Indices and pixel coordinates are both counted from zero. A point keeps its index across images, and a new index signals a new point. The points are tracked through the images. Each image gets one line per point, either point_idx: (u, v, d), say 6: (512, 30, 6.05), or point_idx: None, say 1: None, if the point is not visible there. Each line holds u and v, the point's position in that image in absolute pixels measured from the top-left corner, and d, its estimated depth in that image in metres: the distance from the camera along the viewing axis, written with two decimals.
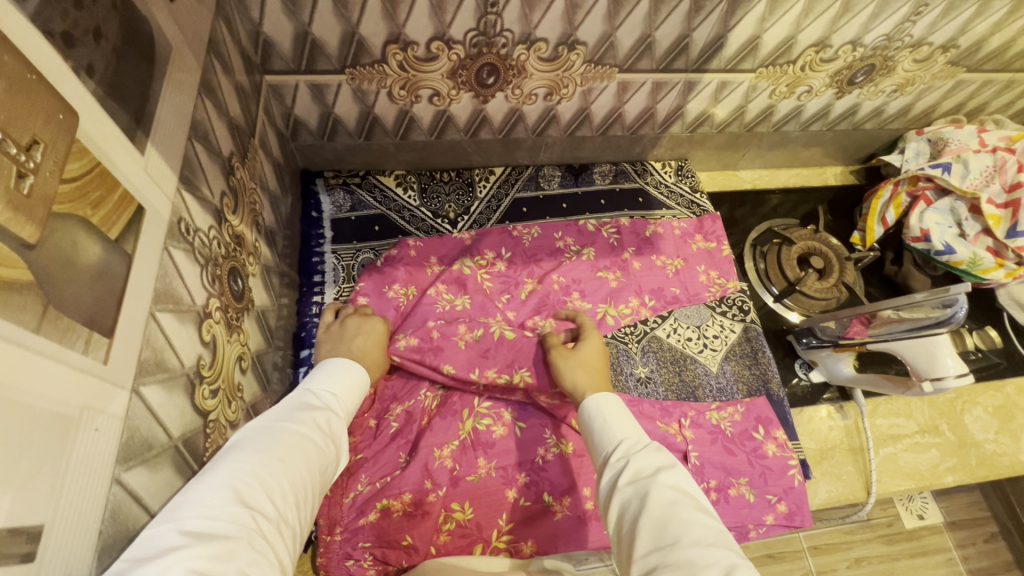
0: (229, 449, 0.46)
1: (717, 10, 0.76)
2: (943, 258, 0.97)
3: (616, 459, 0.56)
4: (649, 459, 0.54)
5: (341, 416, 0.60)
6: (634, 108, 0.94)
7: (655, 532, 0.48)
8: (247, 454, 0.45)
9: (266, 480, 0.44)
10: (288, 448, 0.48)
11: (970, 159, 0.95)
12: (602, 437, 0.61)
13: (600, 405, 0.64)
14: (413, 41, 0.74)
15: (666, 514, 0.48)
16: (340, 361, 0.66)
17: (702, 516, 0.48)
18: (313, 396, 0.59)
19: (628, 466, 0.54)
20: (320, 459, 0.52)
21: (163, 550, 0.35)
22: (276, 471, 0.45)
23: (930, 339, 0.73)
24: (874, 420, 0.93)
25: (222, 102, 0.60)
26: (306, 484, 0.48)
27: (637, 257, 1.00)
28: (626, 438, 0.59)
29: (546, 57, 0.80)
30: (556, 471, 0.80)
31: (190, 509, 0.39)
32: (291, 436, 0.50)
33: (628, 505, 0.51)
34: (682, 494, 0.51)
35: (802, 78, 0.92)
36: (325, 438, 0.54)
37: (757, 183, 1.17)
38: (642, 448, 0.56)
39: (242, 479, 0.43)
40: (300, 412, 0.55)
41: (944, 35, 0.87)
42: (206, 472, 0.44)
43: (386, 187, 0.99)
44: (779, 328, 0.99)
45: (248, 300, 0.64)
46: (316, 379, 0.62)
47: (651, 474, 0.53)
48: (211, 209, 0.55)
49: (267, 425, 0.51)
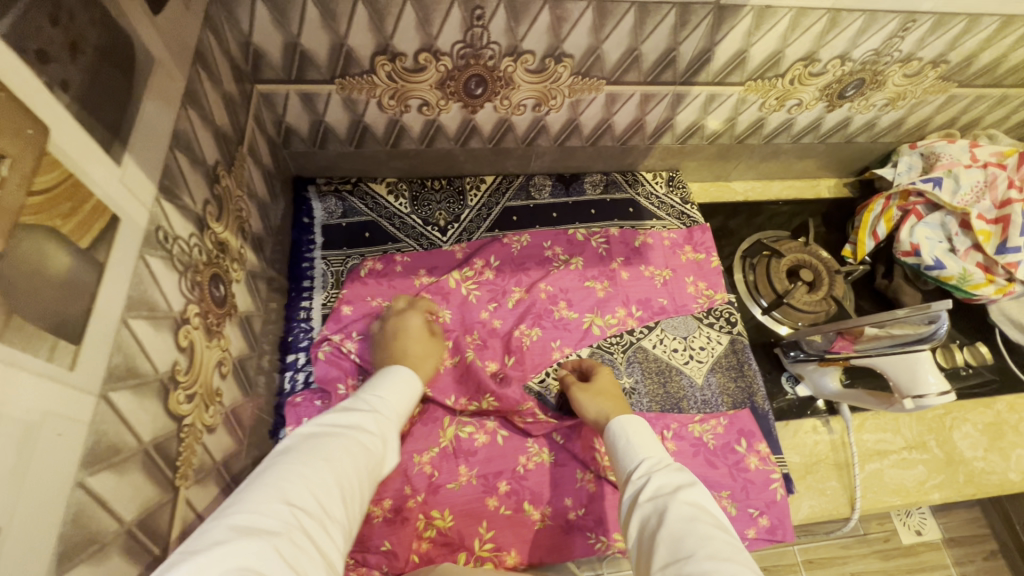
0: (282, 455, 0.53)
1: (703, 24, 0.77)
2: (933, 273, 0.97)
3: (638, 477, 0.62)
4: (669, 478, 0.60)
5: (388, 417, 0.65)
6: (624, 119, 0.94)
7: (671, 544, 0.51)
8: (298, 459, 0.52)
9: (308, 478, 0.50)
10: (331, 451, 0.54)
11: (961, 174, 0.94)
12: (626, 458, 0.67)
13: (624, 428, 0.71)
14: (401, 52, 0.75)
15: (683, 527, 0.52)
16: (394, 371, 0.72)
17: (719, 532, 0.51)
18: (364, 401, 0.65)
19: (649, 484, 0.60)
20: (366, 458, 0.57)
21: (211, 542, 0.42)
22: (319, 470, 0.51)
23: (912, 355, 0.73)
24: (860, 435, 0.92)
25: (208, 113, 0.61)
26: (351, 483, 0.53)
27: (625, 267, 1.01)
28: (647, 458, 0.65)
29: (533, 68, 0.81)
30: (537, 480, 0.81)
31: (241, 507, 0.46)
32: (335, 439, 0.56)
33: (648, 520, 0.56)
34: (700, 511, 0.55)
35: (792, 91, 0.93)
36: (372, 441, 0.60)
37: (749, 195, 1.17)
38: (664, 469, 0.62)
39: (290, 482, 0.49)
40: (348, 418, 0.60)
41: (934, 50, 0.87)
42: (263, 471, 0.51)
43: (378, 194, 1.00)
44: (767, 341, 0.99)
45: (231, 305, 0.65)
46: (370, 388, 0.68)
47: (670, 491, 0.58)
48: (192, 216, 0.56)
49: (319, 430, 0.57)
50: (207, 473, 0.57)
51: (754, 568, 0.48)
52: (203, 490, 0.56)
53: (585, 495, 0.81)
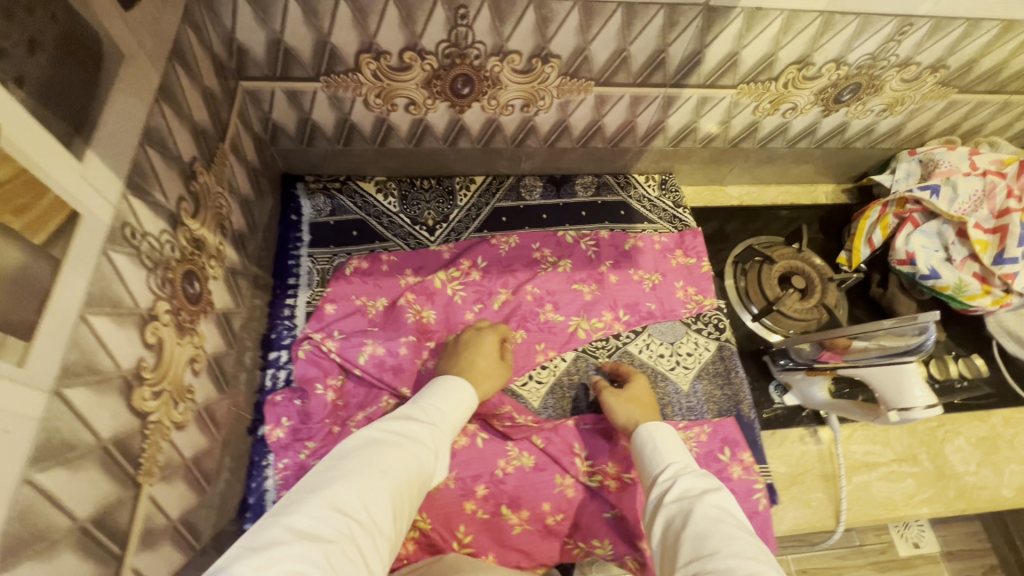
0: (342, 459, 0.56)
1: (693, 25, 0.75)
2: (928, 283, 0.94)
3: (665, 480, 0.63)
4: (695, 481, 0.61)
5: (443, 431, 0.67)
6: (614, 121, 0.93)
7: (695, 543, 0.52)
8: (357, 465, 0.54)
9: (365, 488, 0.52)
10: (386, 462, 0.56)
11: (959, 182, 0.92)
12: (653, 461, 0.68)
13: (653, 434, 0.71)
14: (386, 51, 0.74)
15: (707, 527, 0.53)
16: (449, 382, 0.74)
17: (743, 534, 0.52)
18: (420, 412, 0.67)
19: (675, 486, 0.61)
20: (418, 472, 0.59)
21: (274, 540, 0.44)
22: (374, 481, 0.53)
23: (900, 367, 0.71)
24: (849, 447, 0.91)
25: (186, 109, 0.61)
26: (402, 497, 0.55)
27: (614, 271, 1.00)
28: (674, 462, 0.65)
29: (520, 69, 0.80)
30: (516, 484, 0.80)
31: (302, 508, 0.48)
32: (393, 450, 0.58)
33: (672, 521, 0.57)
34: (727, 513, 0.55)
35: (786, 95, 0.91)
36: (425, 454, 0.62)
37: (744, 200, 1.15)
38: (690, 473, 0.63)
39: (346, 489, 0.51)
40: (407, 427, 0.63)
41: (933, 55, 0.85)
42: (322, 473, 0.54)
43: (367, 193, 1.00)
44: (757, 348, 0.97)
45: (207, 302, 0.65)
46: (426, 398, 0.70)
47: (696, 494, 0.59)
48: (164, 213, 0.56)
49: (379, 436, 0.60)
50: (175, 470, 0.57)
51: (780, 571, 0.48)
52: (170, 487, 0.56)
53: (564, 500, 0.80)
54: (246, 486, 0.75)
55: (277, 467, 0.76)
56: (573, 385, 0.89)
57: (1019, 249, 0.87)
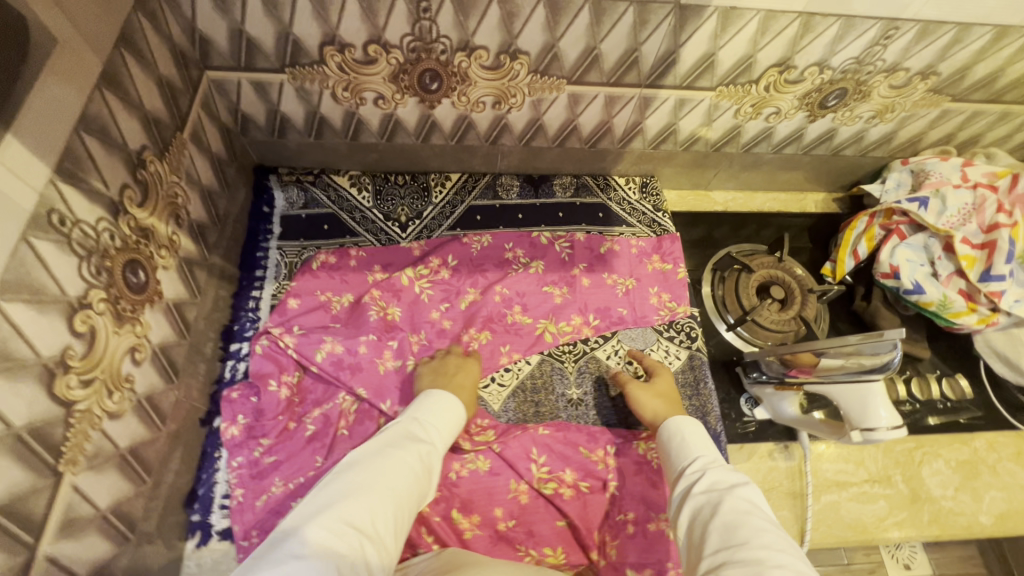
0: (349, 474, 0.58)
1: (665, 24, 0.73)
2: (913, 298, 0.91)
3: (693, 471, 0.65)
4: (724, 475, 0.62)
5: (440, 447, 0.70)
6: (590, 121, 0.91)
7: (724, 532, 0.54)
8: (365, 482, 0.57)
9: (373, 505, 0.55)
10: (391, 479, 0.59)
11: (949, 195, 0.88)
12: (680, 455, 0.70)
13: (682, 428, 0.73)
14: (350, 43, 0.73)
15: (737, 518, 0.55)
16: (442, 395, 0.74)
17: (773, 527, 0.54)
18: (420, 426, 0.69)
19: (704, 478, 0.63)
20: (418, 490, 0.62)
21: (292, 555, 0.46)
22: (381, 499, 0.56)
23: (865, 385, 0.68)
24: (820, 464, 0.88)
25: (135, 97, 0.61)
26: (402, 514, 0.58)
27: (587, 274, 0.97)
28: (703, 456, 0.67)
29: (488, 65, 0.78)
30: (469, 488, 0.79)
31: (315, 523, 0.50)
32: (398, 467, 0.60)
33: (701, 511, 0.59)
34: (756, 507, 0.57)
35: (768, 98, 0.88)
36: (424, 470, 0.64)
37: (729, 206, 1.12)
38: (718, 467, 0.64)
39: (358, 507, 0.53)
40: (410, 443, 0.65)
41: (922, 61, 0.81)
42: (330, 487, 0.56)
43: (340, 186, 0.99)
44: (730, 359, 0.94)
45: (154, 292, 0.65)
46: (424, 409, 0.71)
47: (726, 486, 0.60)
48: (103, 201, 0.55)
49: (384, 453, 0.62)
50: (106, 460, 0.57)
51: (807, 564, 0.51)
52: (99, 477, 0.56)
53: (517, 506, 0.79)
54: (197, 477, 0.75)
55: (230, 464, 0.75)
56: (535, 389, 0.87)
57: (1006, 266, 0.83)
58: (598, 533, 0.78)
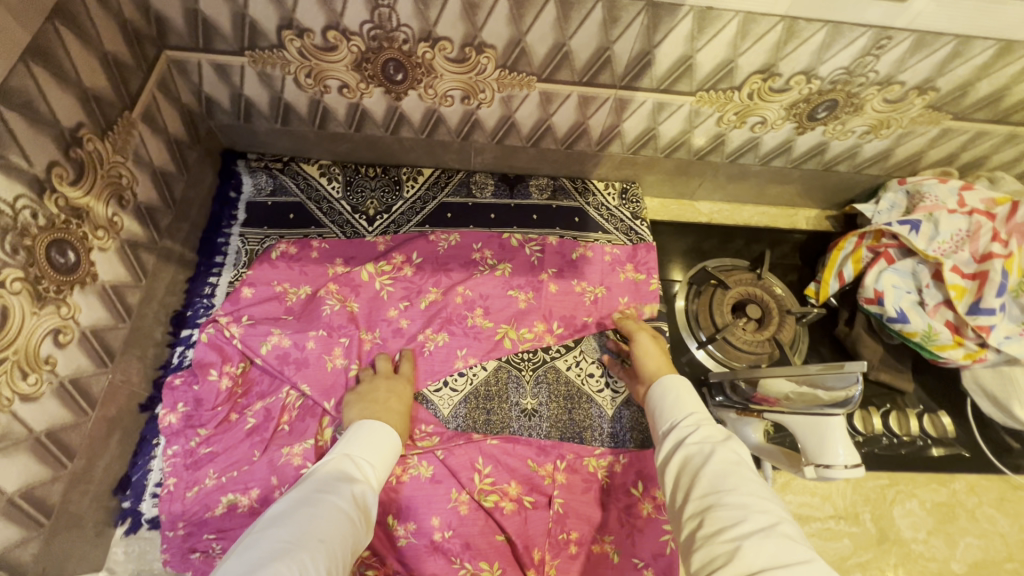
0: (272, 529, 0.51)
1: (637, 23, 0.68)
2: (896, 327, 0.85)
3: (686, 424, 0.64)
4: (718, 428, 0.62)
5: (376, 487, 0.64)
6: (564, 121, 0.87)
7: (713, 480, 0.55)
8: (293, 536, 0.50)
9: (303, 561, 0.48)
10: (322, 528, 0.52)
11: (942, 219, 0.83)
12: (670, 409, 0.69)
13: (675, 384, 0.71)
14: (308, 28, 0.71)
15: (728, 467, 0.55)
16: (371, 424, 0.70)
17: (759, 479, 0.55)
18: (352, 468, 0.64)
19: (697, 430, 0.62)
20: (354, 538, 0.56)
21: None
22: (313, 553, 0.49)
23: (823, 418, 0.64)
24: (783, 496, 0.83)
25: (71, 74, 0.59)
26: (340, 563, 0.52)
27: (555, 280, 0.94)
28: (694, 411, 0.66)
29: (453, 57, 0.75)
30: (407, 494, 0.76)
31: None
32: (329, 515, 0.54)
33: (692, 458, 0.59)
34: (743, 459, 0.57)
35: (752, 107, 0.83)
36: (359, 515, 0.58)
37: (714, 218, 1.08)
38: (710, 422, 0.64)
39: (284, 565, 0.47)
40: (342, 486, 0.60)
41: (918, 74, 0.75)
42: (249, 554, 0.49)
43: (310, 175, 0.97)
44: (697, 378, 0.90)
45: (86, 273, 0.64)
46: (356, 446, 0.66)
47: (719, 438, 0.60)
48: (24, 178, 0.54)
49: (314, 502, 0.56)
50: (16, 443, 0.56)
51: (788, 512, 0.52)
52: (5, 460, 0.55)
53: (456, 517, 0.75)
54: (131, 463, 0.74)
55: (164, 452, 0.74)
56: (489, 396, 0.85)
57: (997, 299, 0.78)
58: (537, 551, 0.75)
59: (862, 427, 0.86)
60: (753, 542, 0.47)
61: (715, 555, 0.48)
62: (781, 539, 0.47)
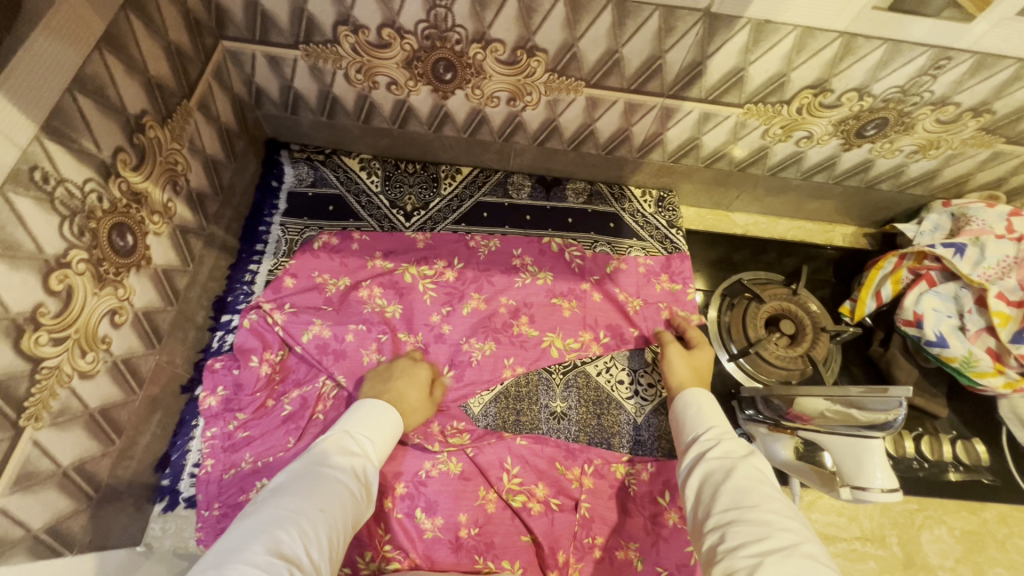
0: (273, 497, 0.53)
1: (692, 33, 0.68)
2: (934, 351, 0.84)
3: (707, 438, 0.64)
4: (739, 444, 0.62)
5: (377, 461, 0.65)
6: (607, 127, 0.87)
7: (735, 495, 0.55)
8: (293, 505, 0.52)
9: (304, 532, 0.50)
10: (323, 498, 0.54)
11: (989, 244, 0.81)
12: (692, 422, 0.69)
13: (697, 398, 0.72)
14: (364, 25, 0.72)
15: (749, 484, 0.55)
16: (372, 403, 0.70)
17: (781, 496, 0.55)
18: (354, 441, 0.64)
19: (718, 445, 0.62)
20: (355, 509, 0.58)
21: None
22: (313, 523, 0.51)
23: (863, 443, 0.63)
24: (809, 514, 0.83)
25: (139, 62, 0.61)
26: (340, 531, 0.54)
27: (598, 288, 0.94)
28: (716, 425, 0.66)
29: (504, 59, 0.75)
30: (437, 488, 0.76)
31: (236, 563, 0.45)
32: (331, 487, 0.56)
33: (713, 473, 0.59)
34: (765, 477, 0.57)
35: (800, 121, 0.82)
36: (360, 487, 0.60)
37: (749, 230, 1.07)
38: (732, 436, 0.64)
39: (283, 534, 0.49)
40: (342, 458, 0.61)
41: (975, 96, 0.74)
42: (253, 520, 0.51)
43: (350, 168, 0.98)
44: (727, 391, 0.89)
45: (141, 257, 0.66)
46: (359, 419, 0.67)
47: (740, 454, 0.60)
48: (93, 162, 0.56)
49: (315, 473, 0.57)
50: (73, 418, 0.58)
51: (813, 532, 0.52)
52: (63, 434, 0.57)
53: (483, 515, 0.76)
54: (171, 443, 0.76)
55: (203, 434, 0.76)
56: (519, 398, 0.86)
57: None
58: (562, 554, 0.75)
59: (892, 450, 0.86)
60: (774, 559, 0.47)
61: (735, 569, 0.48)
62: (804, 558, 0.47)
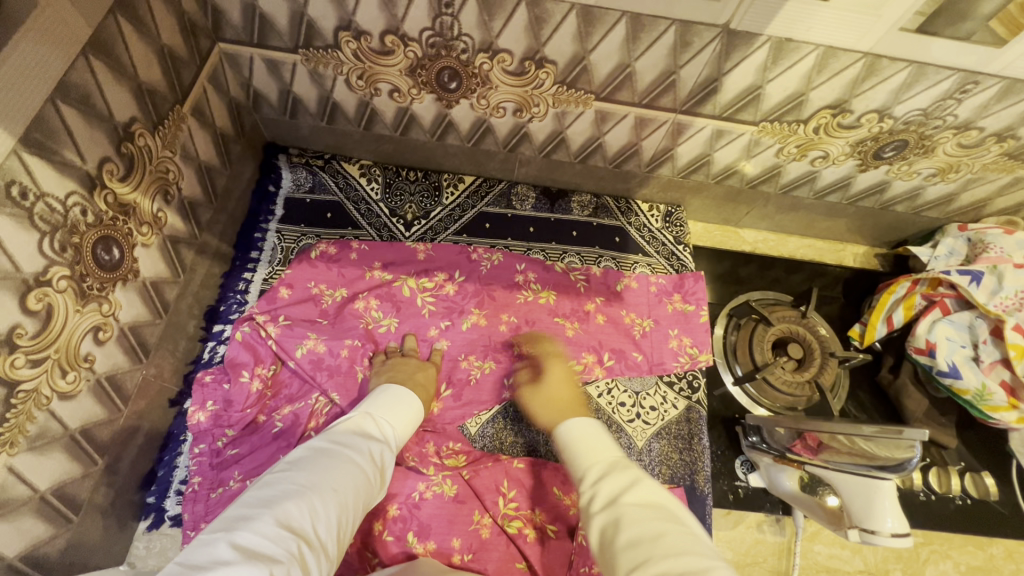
0: (286, 468, 0.52)
1: (709, 49, 0.65)
2: (947, 381, 0.82)
3: (588, 485, 0.54)
4: (618, 478, 0.53)
5: (394, 449, 0.64)
6: (616, 140, 0.84)
7: (629, 552, 0.44)
8: (307, 479, 0.51)
9: (315, 506, 0.49)
10: (337, 478, 0.53)
11: (1008, 273, 0.78)
12: (573, 468, 0.59)
13: (568, 436, 0.62)
14: (366, 31, 0.69)
15: (639, 533, 0.45)
16: (399, 390, 0.71)
17: (674, 527, 0.45)
18: (374, 425, 0.64)
19: (599, 492, 0.52)
20: (368, 491, 0.56)
21: (212, 562, 0.40)
22: (325, 500, 0.50)
23: (873, 484, 0.61)
24: (811, 545, 0.82)
25: (128, 66, 0.58)
26: (350, 514, 0.52)
27: (602, 310, 0.92)
28: (591, 463, 0.57)
29: (512, 70, 0.72)
30: (431, 511, 0.74)
31: (245, 528, 0.44)
32: (345, 465, 0.55)
33: (604, 530, 0.48)
34: (653, 510, 0.48)
35: (816, 141, 0.79)
36: (374, 473, 0.59)
37: (758, 248, 1.04)
38: (610, 470, 0.55)
39: (295, 506, 0.48)
40: (359, 440, 0.60)
41: (1000, 121, 0.71)
42: (266, 489, 0.50)
43: (350, 174, 0.95)
44: (731, 416, 0.88)
45: (128, 270, 0.63)
46: (380, 406, 0.67)
47: (620, 495, 0.50)
48: (77, 175, 0.53)
49: (331, 450, 0.57)
50: (51, 441, 0.56)
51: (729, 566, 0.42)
52: (40, 458, 0.55)
53: (477, 540, 0.73)
54: (157, 459, 0.74)
55: (191, 450, 0.74)
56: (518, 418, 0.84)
57: None
58: None
59: (900, 482, 0.83)
60: None
61: None
62: None
